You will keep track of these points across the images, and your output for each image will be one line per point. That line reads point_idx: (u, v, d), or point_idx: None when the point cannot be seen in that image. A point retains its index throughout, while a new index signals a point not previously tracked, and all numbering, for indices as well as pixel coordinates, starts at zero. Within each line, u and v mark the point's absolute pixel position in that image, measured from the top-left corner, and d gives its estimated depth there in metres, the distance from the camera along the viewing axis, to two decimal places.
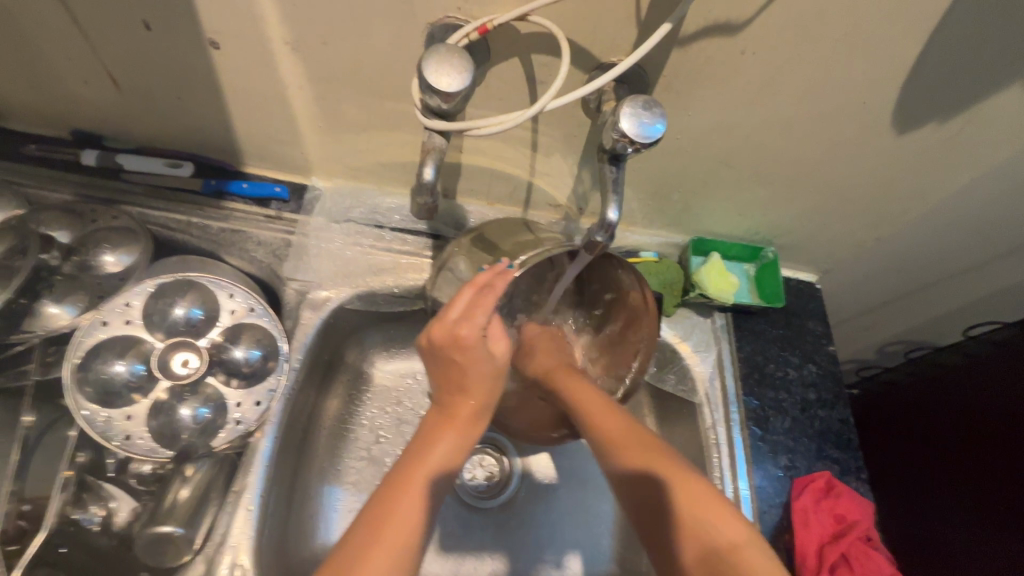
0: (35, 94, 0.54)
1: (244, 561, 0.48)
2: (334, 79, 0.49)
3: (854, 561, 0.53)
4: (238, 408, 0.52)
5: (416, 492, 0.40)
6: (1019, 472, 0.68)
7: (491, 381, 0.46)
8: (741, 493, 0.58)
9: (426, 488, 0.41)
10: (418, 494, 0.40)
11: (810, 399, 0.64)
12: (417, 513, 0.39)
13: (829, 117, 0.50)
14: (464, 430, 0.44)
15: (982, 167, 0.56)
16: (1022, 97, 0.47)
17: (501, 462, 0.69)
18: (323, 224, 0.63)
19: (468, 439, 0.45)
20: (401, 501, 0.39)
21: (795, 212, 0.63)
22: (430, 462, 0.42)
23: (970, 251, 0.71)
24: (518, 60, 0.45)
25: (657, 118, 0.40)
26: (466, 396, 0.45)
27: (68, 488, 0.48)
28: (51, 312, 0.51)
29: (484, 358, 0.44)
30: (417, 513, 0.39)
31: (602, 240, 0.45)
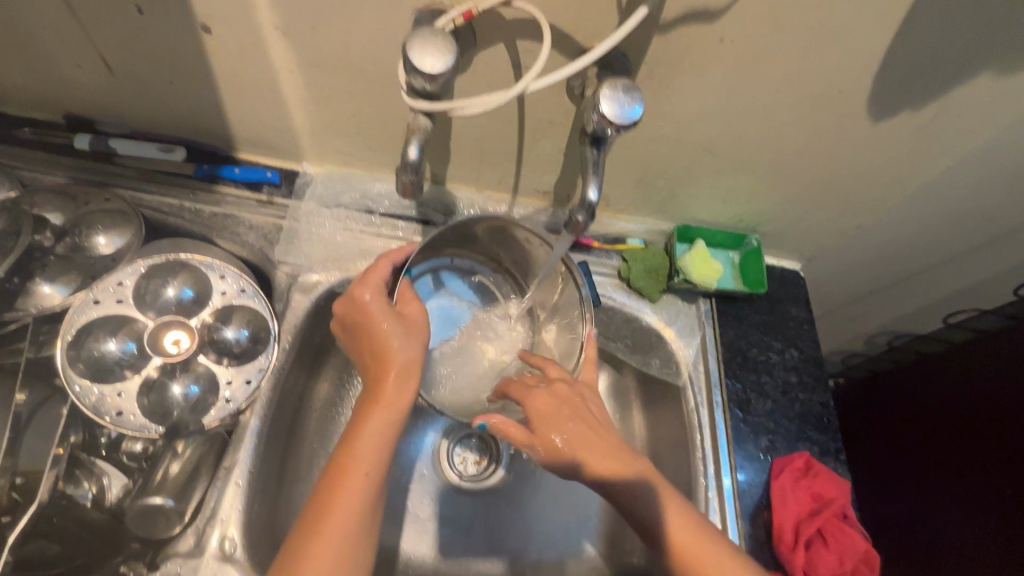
0: (28, 78, 0.55)
1: (233, 533, 0.49)
2: (324, 65, 0.50)
3: (830, 538, 0.54)
4: (229, 386, 0.54)
5: (354, 477, 0.42)
6: (996, 455, 0.70)
7: (403, 342, 0.47)
8: (722, 473, 0.60)
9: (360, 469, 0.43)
10: (359, 477, 0.42)
11: (792, 382, 0.65)
12: (355, 497, 0.42)
13: (807, 104, 0.51)
14: (390, 404, 0.45)
15: (959, 155, 0.57)
16: (994, 85, 0.49)
17: (490, 449, 0.70)
18: (314, 208, 0.64)
19: (398, 404, 0.46)
20: (341, 487, 0.42)
21: (779, 200, 0.64)
22: (357, 444, 0.43)
23: (951, 240, 0.73)
24: (503, 46, 0.46)
25: (636, 101, 0.41)
26: (388, 366, 0.46)
27: (59, 465, 0.48)
28: (44, 291, 0.52)
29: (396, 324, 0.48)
30: (355, 497, 0.42)
31: (583, 220, 0.46)
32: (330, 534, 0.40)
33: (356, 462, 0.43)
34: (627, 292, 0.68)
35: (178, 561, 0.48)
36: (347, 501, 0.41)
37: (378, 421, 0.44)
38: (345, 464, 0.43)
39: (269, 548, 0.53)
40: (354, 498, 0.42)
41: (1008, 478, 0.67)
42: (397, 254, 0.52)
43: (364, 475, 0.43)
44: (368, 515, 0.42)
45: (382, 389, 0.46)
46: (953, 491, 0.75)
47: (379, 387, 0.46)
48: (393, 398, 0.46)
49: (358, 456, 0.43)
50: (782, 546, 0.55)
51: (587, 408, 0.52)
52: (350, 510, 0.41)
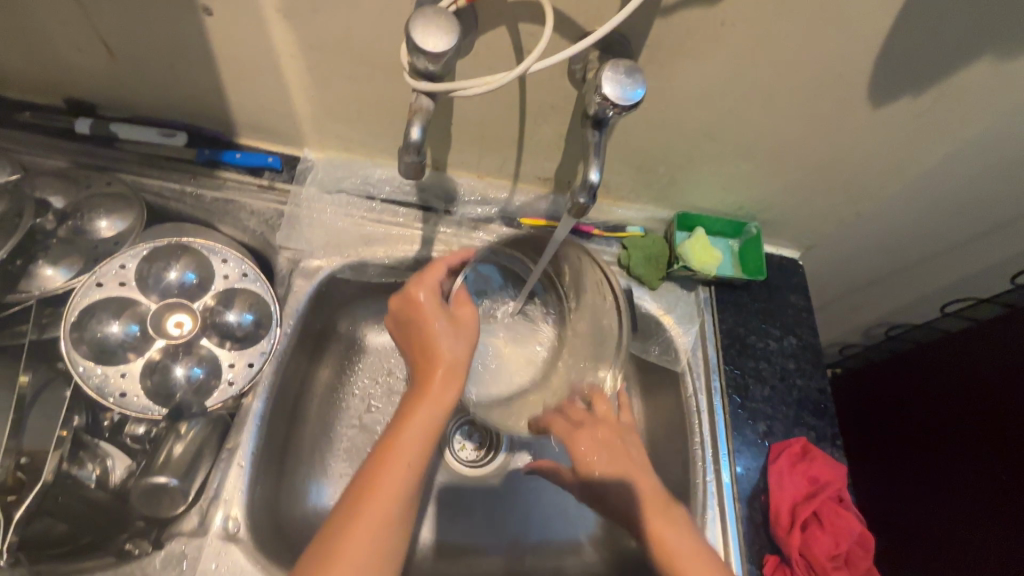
0: (28, 61, 0.55)
1: (236, 513, 0.50)
2: (325, 48, 0.50)
3: (825, 520, 0.55)
4: (230, 369, 0.54)
5: (396, 468, 0.43)
6: (990, 441, 0.71)
7: (452, 340, 0.49)
8: (720, 456, 0.61)
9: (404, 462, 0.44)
10: (402, 467, 0.43)
11: (790, 368, 0.66)
12: (397, 487, 0.43)
13: (807, 90, 0.51)
14: (437, 400, 0.46)
15: (957, 142, 0.57)
16: (993, 70, 0.49)
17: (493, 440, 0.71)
18: (315, 194, 0.64)
19: (441, 399, 0.47)
20: (381, 478, 0.43)
21: (778, 187, 0.64)
22: (402, 437, 0.44)
23: (949, 230, 0.73)
24: (505, 30, 0.46)
25: (638, 84, 0.41)
26: (437, 362, 0.48)
27: (64, 445, 0.49)
28: (47, 274, 0.52)
29: (447, 322, 0.50)
30: (396, 488, 0.43)
31: (585, 203, 0.46)
32: (367, 518, 0.41)
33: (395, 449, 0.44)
34: (627, 279, 0.68)
35: (182, 540, 0.48)
36: (388, 493, 0.42)
37: (423, 413, 0.46)
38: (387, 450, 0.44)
39: (271, 529, 0.53)
40: (392, 486, 0.43)
41: (1002, 463, 0.68)
42: (453, 258, 0.54)
43: (406, 466, 0.43)
44: (400, 502, 0.43)
45: (430, 381, 0.47)
46: (948, 477, 0.76)
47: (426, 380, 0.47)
48: (439, 390, 0.47)
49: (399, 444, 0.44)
50: (779, 528, 0.56)
51: (629, 453, 0.58)
52: (388, 498, 0.42)
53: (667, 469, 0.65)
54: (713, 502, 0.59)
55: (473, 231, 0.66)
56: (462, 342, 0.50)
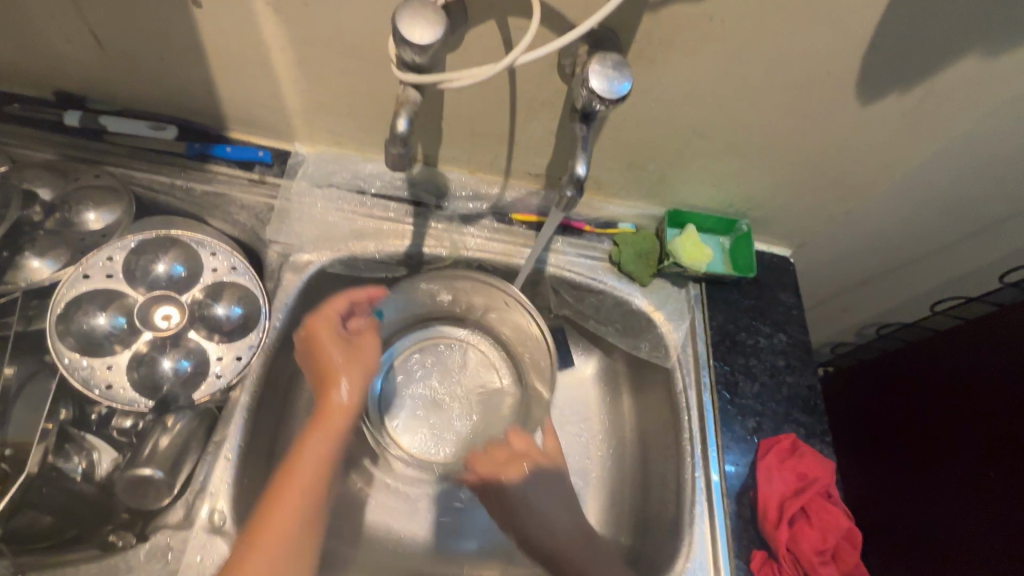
0: (17, 53, 0.55)
1: (223, 506, 0.50)
2: (315, 41, 0.50)
3: (813, 515, 0.56)
4: (219, 362, 0.54)
5: (295, 496, 0.46)
6: (978, 438, 0.71)
7: (350, 367, 0.53)
8: (710, 453, 0.61)
9: (303, 490, 0.46)
10: (297, 495, 0.46)
11: (780, 365, 0.66)
12: (291, 515, 0.45)
13: (795, 87, 0.51)
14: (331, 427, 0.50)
15: (945, 140, 0.58)
16: (980, 67, 0.49)
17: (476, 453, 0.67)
18: (305, 188, 0.64)
19: (335, 431, 0.50)
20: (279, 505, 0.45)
21: (768, 185, 0.64)
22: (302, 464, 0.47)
23: (939, 229, 0.74)
24: (495, 24, 0.46)
25: (625, 78, 0.42)
26: (334, 392, 0.52)
27: (48, 438, 0.48)
28: (34, 265, 0.51)
29: (346, 354, 0.54)
30: (291, 516, 0.45)
31: (572, 195, 0.47)
32: (270, 545, 0.43)
33: (296, 476, 0.47)
34: (618, 276, 0.68)
35: (167, 532, 0.48)
36: (285, 518, 0.45)
37: (317, 446, 0.49)
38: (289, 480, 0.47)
39: None
40: (291, 512, 0.45)
41: (991, 461, 0.69)
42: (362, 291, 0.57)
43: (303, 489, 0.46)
44: (302, 528, 0.45)
45: (328, 413, 0.51)
46: (937, 474, 0.76)
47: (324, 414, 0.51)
48: (336, 420, 0.51)
49: (298, 473, 0.47)
50: (767, 523, 0.56)
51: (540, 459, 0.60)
52: (285, 524, 0.44)
53: (657, 464, 0.65)
54: (702, 497, 0.59)
55: (463, 227, 0.67)
56: (358, 374, 0.53)
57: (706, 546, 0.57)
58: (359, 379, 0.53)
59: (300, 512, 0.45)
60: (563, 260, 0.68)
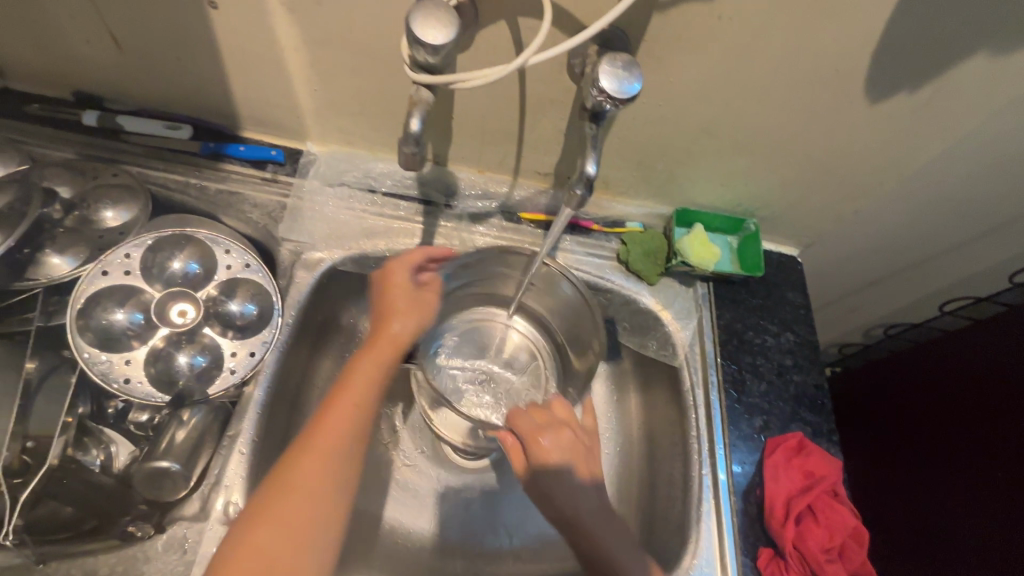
0: (38, 53, 0.56)
1: (237, 498, 0.51)
2: (328, 42, 0.51)
3: (820, 513, 0.56)
4: (232, 358, 0.55)
5: (337, 415, 0.49)
6: (987, 438, 0.71)
7: (408, 306, 0.58)
8: (717, 451, 0.61)
9: (347, 411, 0.49)
10: (342, 415, 0.49)
11: (787, 364, 0.66)
12: (331, 435, 0.47)
13: (803, 86, 0.52)
14: (379, 355, 0.54)
15: (955, 139, 0.58)
16: (989, 66, 0.49)
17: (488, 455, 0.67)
18: (317, 186, 0.65)
19: (381, 361, 0.54)
20: (324, 425, 0.48)
21: (776, 184, 0.64)
22: (350, 390, 0.51)
23: (948, 229, 0.73)
24: (505, 25, 0.47)
25: (635, 77, 0.42)
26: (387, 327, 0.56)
27: (69, 431, 0.50)
28: (54, 262, 0.53)
29: (409, 297, 0.58)
30: (331, 435, 0.47)
31: (581, 193, 0.47)
32: (316, 454, 0.46)
33: (346, 394, 0.50)
34: (626, 275, 0.69)
35: (184, 524, 0.49)
36: (327, 437, 0.47)
37: (367, 369, 0.53)
38: (338, 399, 0.50)
39: None
40: (337, 428, 0.48)
41: (999, 460, 0.68)
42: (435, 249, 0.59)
43: (349, 413, 0.49)
44: (346, 444, 0.48)
45: (377, 344, 0.55)
46: (946, 474, 0.76)
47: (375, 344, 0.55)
48: (388, 348, 0.55)
49: (350, 393, 0.50)
50: (774, 521, 0.56)
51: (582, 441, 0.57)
52: (329, 442, 0.47)
53: (665, 462, 0.65)
54: (709, 495, 0.59)
55: (473, 226, 0.67)
56: (413, 315, 0.58)
57: (713, 544, 0.57)
58: (415, 321, 0.58)
59: (345, 428, 0.48)
60: (571, 260, 0.69)
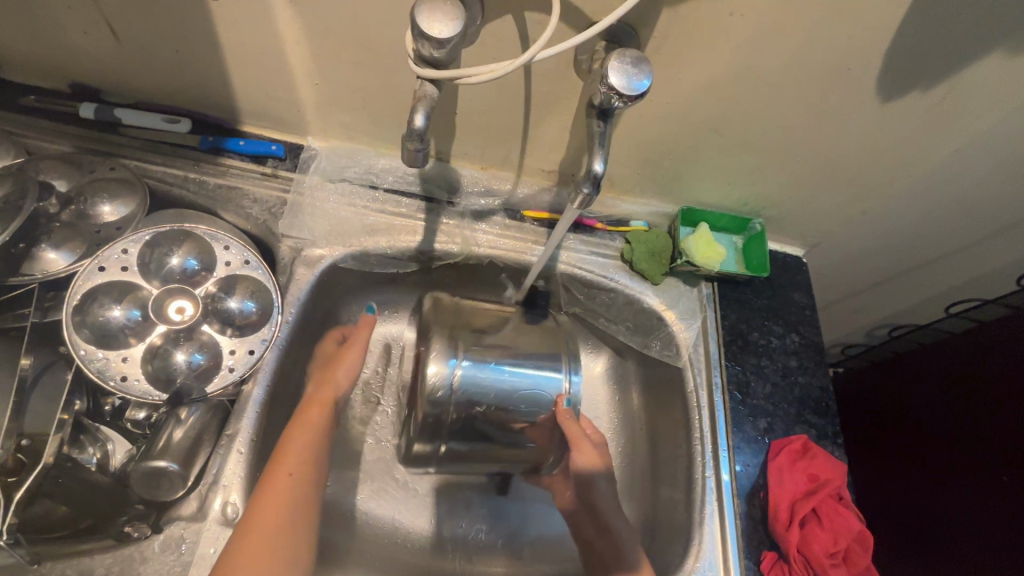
0: (33, 43, 0.54)
1: (235, 499, 0.50)
2: (331, 34, 0.50)
3: (824, 517, 0.55)
4: (231, 355, 0.54)
5: (280, 479, 0.48)
6: (991, 442, 0.70)
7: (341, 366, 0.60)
8: (721, 454, 0.60)
9: (287, 475, 0.48)
10: (284, 481, 0.48)
11: (792, 365, 0.66)
12: (281, 495, 0.47)
13: (815, 84, 0.51)
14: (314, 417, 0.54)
15: (966, 139, 0.57)
16: (1004, 66, 0.48)
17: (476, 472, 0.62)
18: (318, 181, 0.64)
19: (314, 420, 0.54)
20: (267, 491, 0.47)
21: (784, 183, 0.64)
22: (289, 453, 0.50)
23: (955, 230, 0.73)
24: (512, 18, 0.46)
25: (645, 73, 0.41)
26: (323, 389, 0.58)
27: (65, 428, 0.49)
28: (49, 257, 0.52)
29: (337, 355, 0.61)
30: (281, 495, 0.47)
31: (588, 192, 0.46)
32: (266, 515, 0.45)
33: (281, 462, 0.49)
34: (630, 274, 0.68)
35: (181, 524, 0.49)
36: (276, 499, 0.46)
37: (302, 432, 0.52)
38: (276, 469, 0.49)
39: None
40: (280, 500, 0.47)
41: (1004, 464, 0.68)
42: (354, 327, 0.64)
43: (286, 474, 0.48)
44: (293, 511, 0.47)
45: (313, 405, 0.56)
46: (951, 478, 0.75)
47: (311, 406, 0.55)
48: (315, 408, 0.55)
49: (286, 461, 0.49)
50: (778, 524, 0.56)
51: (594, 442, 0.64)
52: (279, 510, 0.46)
53: (666, 465, 0.65)
54: (712, 498, 0.59)
55: (475, 223, 0.66)
56: (348, 365, 0.60)
57: (717, 547, 0.57)
58: (346, 375, 0.60)
59: (290, 495, 0.47)
60: (575, 259, 0.68)
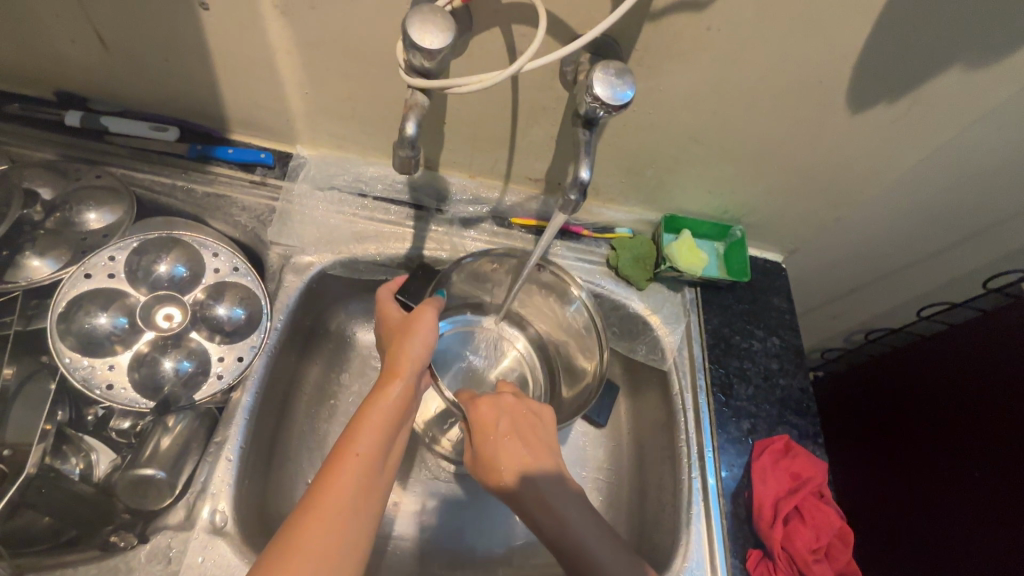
0: (19, 52, 0.54)
1: (224, 507, 0.50)
2: (320, 45, 0.51)
3: (806, 514, 0.57)
4: (219, 363, 0.54)
5: (348, 467, 0.43)
6: (963, 436, 0.73)
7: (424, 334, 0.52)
8: (706, 454, 0.62)
9: (354, 460, 0.44)
10: (353, 465, 0.44)
11: (773, 368, 0.67)
12: (350, 481, 0.43)
13: (789, 96, 0.53)
14: (395, 402, 0.48)
15: (929, 149, 0.60)
16: (963, 79, 0.51)
17: (533, 379, 0.71)
18: (307, 190, 0.64)
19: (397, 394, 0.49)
20: (331, 478, 0.43)
21: (761, 192, 0.66)
22: (358, 438, 0.45)
23: (926, 237, 0.76)
24: (500, 31, 0.47)
25: (628, 85, 0.43)
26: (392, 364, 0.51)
27: (48, 439, 0.48)
28: (33, 264, 0.51)
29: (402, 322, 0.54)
30: (349, 481, 0.43)
31: (575, 199, 0.48)
32: (327, 505, 0.41)
33: (349, 444, 0.45)
34: (615, 280, 0.70)
35: (168, 533, 0.48)
36: (344, 482, 0.43)
37: (374, 410, 0.47)
38: (345, 447, 0.45)
39: (260, 530, 0.53)
40: (348, 480, 0.43)
41: (977, 459, 0.70)
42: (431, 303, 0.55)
43: (356, 457, 0.44)
44: (360, 495, 0.43)
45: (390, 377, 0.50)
46: (924, 476, 0.78)
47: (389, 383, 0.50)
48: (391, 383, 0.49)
49: (357, 439, 0.45)
50: (762, 522, 0.57)
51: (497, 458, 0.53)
52: (349, 485, 0.43)
53: (653, 469, 0.66)
54: (699, 499, 0.60)
55: (464, 230, 0.68)
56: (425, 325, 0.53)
57: (703, 546, 0.58)
58: (420, 346, 0.52)
59: (358, 476, 0.43)
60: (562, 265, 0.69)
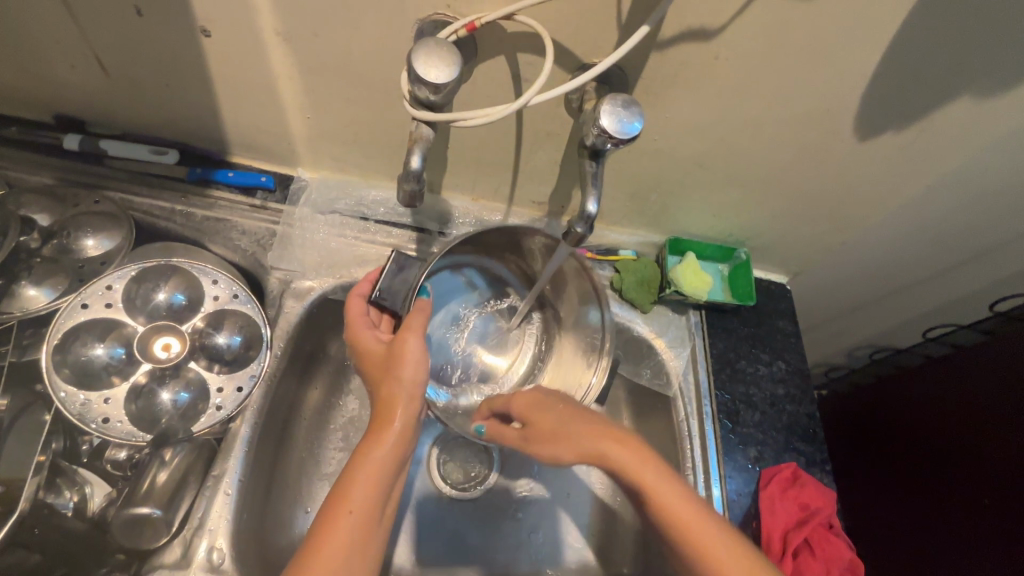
0: (18, 77, 0.54)
1: (222, 543, 0.49)
2: (324, 72, 0.50)
3: (816, 546, 0.56)
4: (219, 393, 0.53)
5: (340, 529, 0.42)
6: (969, 462, 0.72)
7: (412, 369, 0.48)
8: (712, 483, 0.61)
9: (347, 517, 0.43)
10: (346, 526, 0.42)
11: (779, 394, 0.66)
12: (343, 543, 0.42)
13: (796, 124, 0.53)
14: (390, 450, 0.46)
15: (936, 175, 0.59)
16: (972, 108, 0.51)
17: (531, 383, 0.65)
18: (308, 214, 0.63)
19: (389, 444, 0.46)
20: (324, 541, 0.41)
21: (766, 216, 0.66)
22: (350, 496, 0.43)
23: (931, 259, 0.75)
24: (505, 59, 0.47)
25: (635, 116, 0.42)
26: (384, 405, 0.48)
27: (42, 472, 0.47)
28: (29, 294, 0.51)
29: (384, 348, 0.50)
30: (343, 543, 0.42)
31: (582, 232, 0.47)
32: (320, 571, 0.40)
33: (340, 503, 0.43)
34: (619, 303, 0.69)
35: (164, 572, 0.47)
36: (337, 544, 0.41)
37: (363, 462, 0.45)
38: (338, 504, 0.43)
39: (257, 564, 0.52)
40: (344, 540, 0.42)
41: (982, 487, 0.69)
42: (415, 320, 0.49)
43: (348, 515, 0.43)
44: (354, 555, 0.42)
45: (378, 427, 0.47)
46: (931, 502, 0.77)
47: (382, 427, 0.47)
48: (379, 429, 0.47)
49: (350, 495, 0.43)
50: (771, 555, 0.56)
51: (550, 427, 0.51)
52: (340, 550, 0.41)
53: None
54: None
55: None
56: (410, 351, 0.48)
57: None
58: (410, 381, 0.48)
59: (353, 535, 0.42)
60: None
